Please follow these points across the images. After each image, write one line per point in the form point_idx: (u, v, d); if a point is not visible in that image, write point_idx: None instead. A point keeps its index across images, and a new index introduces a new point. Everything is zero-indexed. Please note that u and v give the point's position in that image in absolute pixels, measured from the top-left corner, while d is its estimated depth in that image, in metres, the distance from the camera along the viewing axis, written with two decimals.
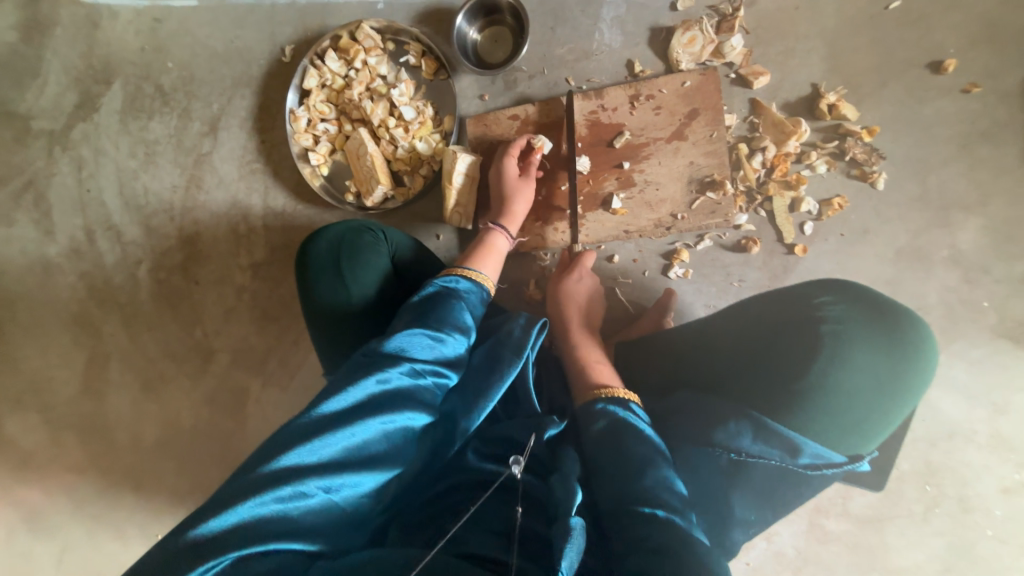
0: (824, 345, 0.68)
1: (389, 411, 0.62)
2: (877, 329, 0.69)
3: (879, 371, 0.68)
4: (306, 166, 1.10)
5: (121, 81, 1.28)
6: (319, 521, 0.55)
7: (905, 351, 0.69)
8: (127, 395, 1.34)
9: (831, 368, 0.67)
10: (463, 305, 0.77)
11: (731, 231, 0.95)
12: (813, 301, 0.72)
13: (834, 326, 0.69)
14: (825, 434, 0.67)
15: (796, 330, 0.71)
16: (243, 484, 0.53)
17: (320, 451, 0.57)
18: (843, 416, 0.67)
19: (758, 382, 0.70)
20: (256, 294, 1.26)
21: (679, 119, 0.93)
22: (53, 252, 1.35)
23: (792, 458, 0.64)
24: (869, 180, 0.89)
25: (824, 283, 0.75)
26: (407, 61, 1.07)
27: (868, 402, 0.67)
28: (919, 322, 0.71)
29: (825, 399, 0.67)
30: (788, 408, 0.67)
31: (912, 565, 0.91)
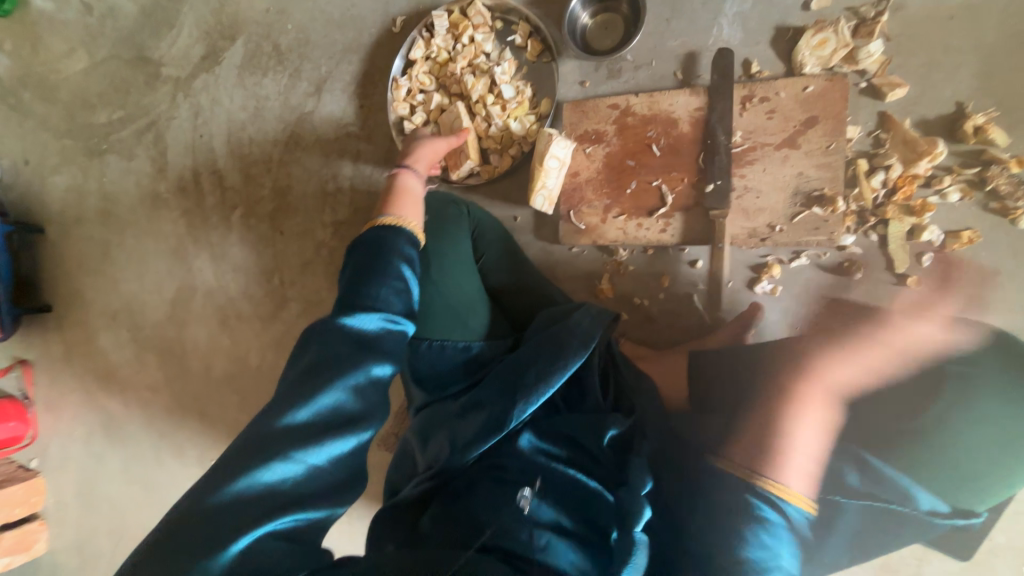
0: (946, 388, 0.63)
1: (360, 366, 0.57)
2: (1019, 381, 0.63)
3: (1010, 427, 0.62)
4: (399, 134, 1.14)
5: (243, 39, 1.37)
6: (321, 483, 0.53)
7: None
8: (206, 328, 1.45)
9: (952, 414, 0.63)
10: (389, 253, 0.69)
11: (832, 252, 0.88)
12: (937, 339, 0.67)
13: (962, 370, 0.63)
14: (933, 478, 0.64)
15: (914, 366, 0.67)
16: (246, 452, 0.51)
17: (310, 411, 0.54)
18: (953, 463, 0.63)
19: (862, 418, 0.67)
20: (334, 251, 1.32)
21: (794, 126, 0.87)
22: (163, 188, 1.48)
23: (897, 498, 0.62)
24: (1009, 217, 0.80)
25: (949, 322, 0.69)
26: (513, 40, 1.07)
27: (986, 456, 0.63)
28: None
29: (934, 444, 0.63)
30: (892, 447, 0.64)
31: None
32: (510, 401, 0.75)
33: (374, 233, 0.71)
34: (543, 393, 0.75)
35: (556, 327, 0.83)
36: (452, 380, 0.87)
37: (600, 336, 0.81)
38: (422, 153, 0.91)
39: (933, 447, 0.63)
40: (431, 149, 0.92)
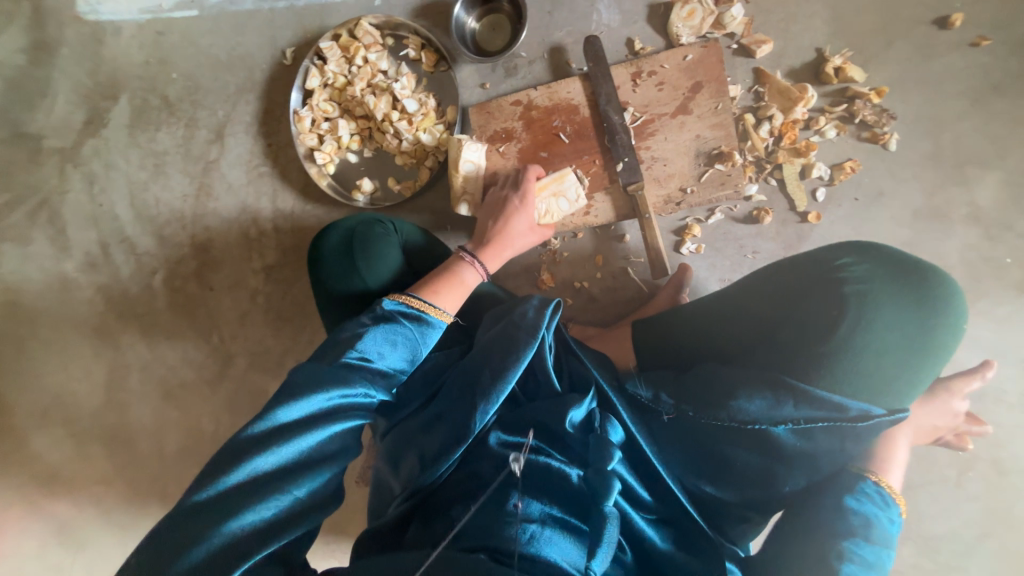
0: (848, 306, 0.67)
1: (339, 413, 0.63)
2: (905, 286, 0.67)
3: (909, 329, 0.67)
4: (312, 166, 1.11)
5: (128, 96, 1.30)
6: (300, 515, 0.57)
7: (936, 300, 0.67)
8: (149, 404, 1.36)
9: (859, 327, 0.66)
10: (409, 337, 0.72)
11: (742, 204, 0.94)
12: (833, 263, 0.71)
13: (858, 287, 0.67)
14: (864, 388, 0.66)
15: (819, 293, 0.70)
16: (215, 496, 0.54)
17: (279, 456, 0.58)
18: (874, 373, 0.66)
19: (787, 349, 0.70)
20: (269, 296, 1.26)
21: (683, 94, 0.93)
22: (71, 268, 1.37)
23: (841, 414, 0.64)
24: (880, 142, 0.87)
25: (843, 244, 0.73)
26: (407, 54, 1.07)
27: (898, 361, 0.67)
28: (947, 276, 0.69)
29: (855, 358, 0.66)
30: (821, 371, 0.66)
31: (948, 531, 0.90)
32: (471, 406, 0.75)
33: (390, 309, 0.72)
34: (502, 392, 0.76)
35: (504, 324, 0.84)
36: (413, 398, 0.85)
37: (547, 323, 0.83)
38: (501, 253, 0.88)
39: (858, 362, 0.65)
40: (508, 254, 0.89)
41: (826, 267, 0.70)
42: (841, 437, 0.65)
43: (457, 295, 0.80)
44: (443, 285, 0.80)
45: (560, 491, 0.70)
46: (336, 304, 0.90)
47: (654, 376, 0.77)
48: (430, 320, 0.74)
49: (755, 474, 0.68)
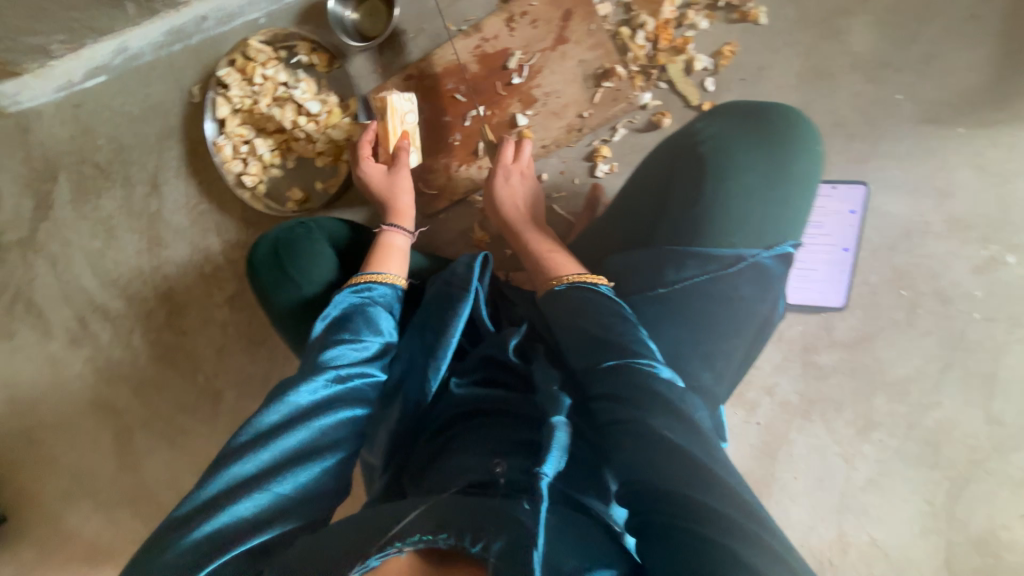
0: (706, 163, 0.72)
1: (325, 409, 0.69)
2: (755, 128, 0.73)
3: (769, 167, 0.71)
4: (245, 190, 1.16)
5: (65, 173, 1.36)
6: (286, 507, 0.60)
7: (779, 136, 0.72)
8: (158, 456, 1.41)
9: (719, 180, 0.71)
10: (377, 311, 0.82)
11: (640, 113, 0.96)
12: (694, 129, 0.76)
13: (711, 144, 0.73)
14: (740, 233, 0.70)
15: (683, 162, 0.74)
16: (199, 506, 0.59)
17: (257, 460, 0.62)
18: (750, 220, 0.70)
19: (669, 219, 0.74)
20: (240, 324, 1.32)
21: (556, 25, 0.96)
22: (56, 348, 1.43)
23: (717, 264, 0.70)
24: (749, 19, 0.90)
25: (708, 112, 0.78)
26: (300, 61, 1.12)
27: (765, 199, 0.70)
28: (795, 114, 0.74)
29: (726, 209, 0.70)
30: (700, 229, 0.71)
31: (911, 371, 0.93)
32: (424, 366, 0.80)
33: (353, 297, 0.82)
34: (449, 345, 0.79)
35: (439, 284, 0.88)
36: None
37: (478, 275, 0.87)
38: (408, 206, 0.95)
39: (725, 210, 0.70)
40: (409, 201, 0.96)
41: (684, 138, 0.76)
42: (727, 286, 0.70)
43: (398, 257, 0.90)
44: (383, 255, 0.90)
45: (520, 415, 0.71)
46: (282, 309, 0.93)
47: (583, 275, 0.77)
48: (377, 285, 0.84)
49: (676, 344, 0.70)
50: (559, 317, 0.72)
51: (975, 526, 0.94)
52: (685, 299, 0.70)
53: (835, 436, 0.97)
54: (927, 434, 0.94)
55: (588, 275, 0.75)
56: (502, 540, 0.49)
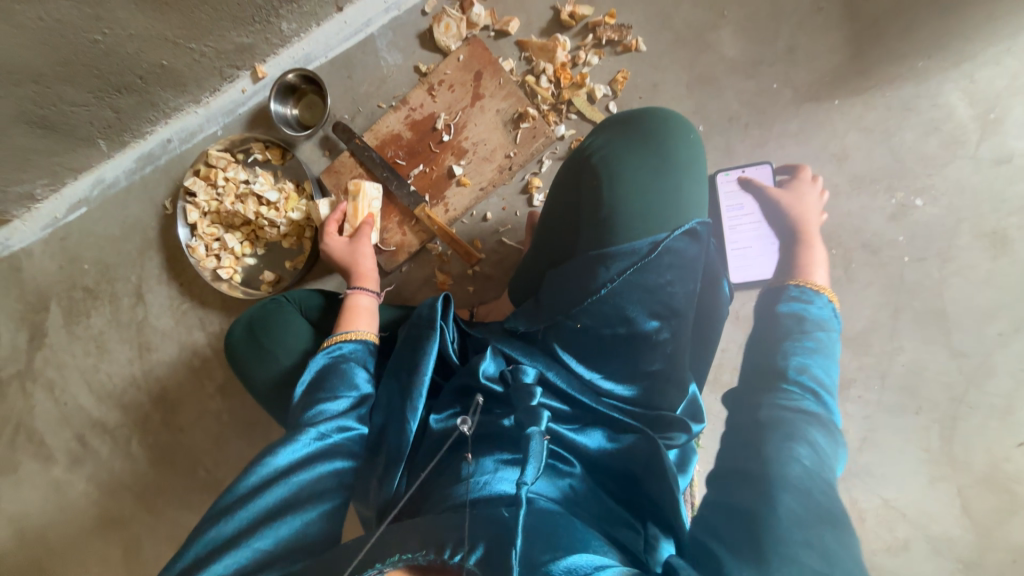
0: (601, 170, 0.78)
1: (307, 464, 0.71)
2: (636, 135, 0.80)
3: (652, 156, 0.78)
4: (222, 283, 1.24)
5: (56, 301, 1.45)
6: (264, 563, 0.61)
7: (659, 135, 0.80)
8: (168, 565, 1.38)
9: (617, 180, 0.77)
10: (352, 367, 0.86)
11: (560, 144, 1.08)
12: (584, 148, 0.84)
13: (601, 155, 0.79)
14: (648, 223, 0.75)
15: (582, 176, 0.81)
16: (183, 571, 0.61)
17: (238, 521, 0.64)
18: (652, 211, 0.76)
19: (586, 228, 0.78)
20: (233, 411, 1.35)
21: (471, 85, 1.09)
22: (59, 472, 1.45)
23: (636, 253, 0.74)
24: (633, 48, 1.03)
25: (598, 128, 0.85)
26: (257, 159, 1.25)
27: (662, 187, 0.77)
28: (666, 112, 0.82)
29: (628, 202, 0.76)
30: (612, 229, 0.75)
31: (866, 323, 0.96)
32: (402, 408, 0.82)
33: (329, 360, 0.86)
34: (422, 381, 0.83)
35: (409, 328, 0.93)
36: None
37: (442, 313, 0.92)
38: (370, 270, 1.02)
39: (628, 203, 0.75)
40: (371, 266, 1.03)
41: (579, 156, 0.82)
42: (662, 272, 0.74)
43: (367, 316, 0.95)
44: (349, 319, 0.94)
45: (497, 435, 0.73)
46: (261, 384, 0.97)
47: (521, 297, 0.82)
48: (348, 343, 0.89)
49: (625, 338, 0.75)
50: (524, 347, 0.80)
51: (977, 463, 0.93)
52: (621, 300, 0.74)
53: None
54: (901, 380, 0.96)
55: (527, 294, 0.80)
56: (481, 547, 0.53)
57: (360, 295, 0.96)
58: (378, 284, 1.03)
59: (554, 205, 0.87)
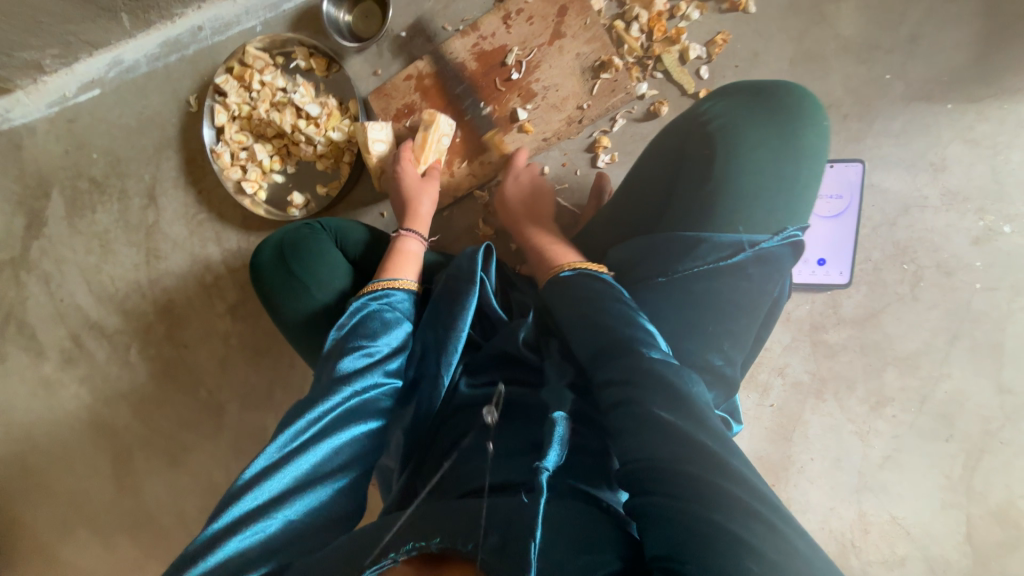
0: (716, 141, 0.68)
1: (343, 424, 0.67)
2: (764, 110, 0.69)
3: (773, 138, 0.67)
4: (244, 197, 1.15)
5: (58, 189, 1.34)
6: (300, 532, 0.58)
7: (789, 116, 0.68)
8: (160, 475, 1.37)
9: (728, 160, 0.67)
10: (395, 317, 0.81)
11: (638, 104, 0.99)
12: (698, 111, 0.72)
13: (719, 123, 0.69)
14: (747, 218, 0.66)
15: (689, 143, 0.71)
16: (208, 538, 0.56)
17: (268, 486, 0.59)
18: (755, 204, 0.66)
19: (677, 207, 0.70)
20: (242, 334, 1.29)
21: (552, 21, 0.98)
22: (51, 369, 1.39)
23: (718, 254, 0.66)
24: (741, 7, 0.92)
25: (714, 91, 0.74)
26: (299, 67, 1.13)
27: (776, 177, 0.67)
28: (799, 90, 0.70)
29: (736, 187, 0.66)
30: (708, 214, 0.67)
31: (919, 346, 0.94)
32: (435, 364, 0.78)
33: (366, 306, 0.80)
34: (458, 338, 0.79)
35: (446, 279, 0.88)
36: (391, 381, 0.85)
37: (483, 267, 0.86)
38: (426, 213, 0.95)
39: (734, 189, 0.66)
40: (428, 208, 0.96)
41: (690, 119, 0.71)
42: (733, 276, 0.66)
43: (414, 263, 0.89)
44: (398, 263, 0.88)
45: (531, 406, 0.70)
46: (287, 312, 0.91)
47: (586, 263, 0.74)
48: (393, 290, 0.83)
49: (682, 328, 0.67)
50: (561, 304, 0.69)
51: (994, 497, 0.94)
52: (692, 287, 0.67)
53: (850, 414, 0.97)
54: (940, 407, 0.95)
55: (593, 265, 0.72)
56: (495, 539, 0.47)
57: (411, 240, 0.90)
58: (427, 230, 0.96)
59: (639, 169, 0.78)
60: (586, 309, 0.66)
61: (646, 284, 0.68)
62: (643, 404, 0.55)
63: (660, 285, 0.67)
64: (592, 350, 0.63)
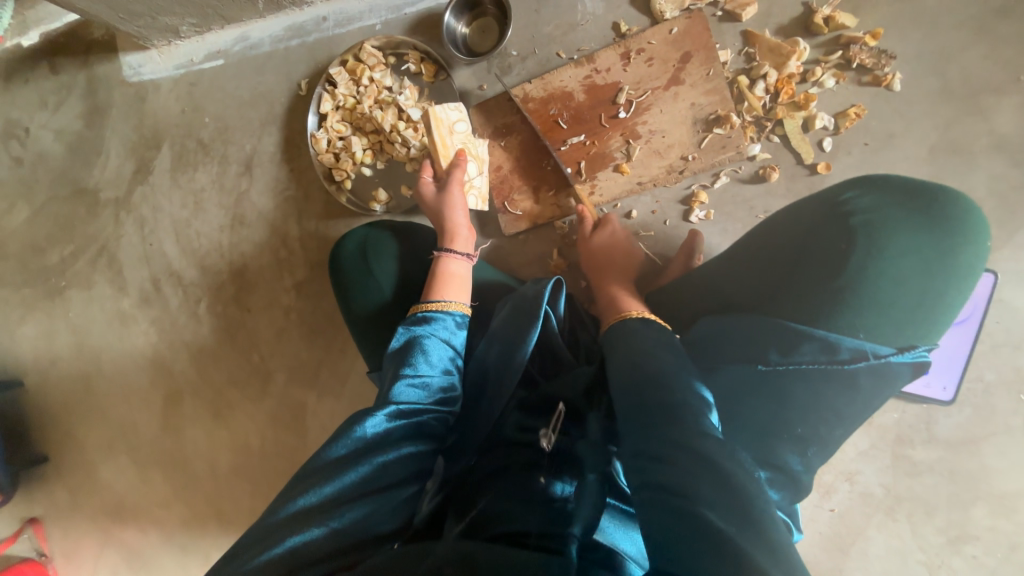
0: (858, 237, 0.62)
1: (392, 442, 0.64)
2: (919, 212, 0.62)
3: (924, 250, 0.61)
4: (332, 184, 1.19)
5: (168, 143, 1.44)
6: (347, 548, 0.55)
7: (947, 225, 0.61)
8: (201, 426, 1.43)
9: (866, 261, 0.61)
10: (438, 343, 0.75)
11: (747, 164, 0.93)
12: (840, 197, 0.65)
13: (865, 218, 0.62)
14: (872, 326, 0.61)
15: (822, 229, 0.65)
16: (261, 535, 0.55)
17: (323, 492, 0.58)
18: (884, 312, 0.61)
19: (792, 296, 0.65)
20: (302, 311, 1.33)
21: (673, 66, 0.95)
22: (128, 306, 1.49)
23: (830, 356, 0.60)
24: (884, 84, 0.86)
25: (857, 179, 0.67)
26: (408, 69, 1.15)
27: (915, 290, 0.60)
28: (963, 199, 0.63)
29: (869, 295, 0.61)
30: (827, 311, 0.62)
31: (1021, 487, 0.84)
32: (489, 397, 0.75)
33: (425, 321, 0.78)
34: (515, 374, 0.74)
35: (511, 304, 0.83)
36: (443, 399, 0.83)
37: (549, 300, 0.81)
38: (457, 227, 0.91)
39: (864, 293, 0.60)
40: (459, 220, 0.92)
41: (830, 203, 0.64)
42: (839, 383, 0.61)
43: (454, 283, 0.84)
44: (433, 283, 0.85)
45: (568, 455, 0.68)
46: (357, 308, 0.92)
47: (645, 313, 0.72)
48: (439, 314, 0.79)
49: (768, 422, 0.62)
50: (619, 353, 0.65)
51: None
52: (791, 384, 0.61)
53: (922, 542, 0.87)
54: None
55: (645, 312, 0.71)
56: None
57: (449, 261, 0.86)
58: (466, 244, 0.91)
59: (749, 245, 0.73)
60: (645, 367, 0.61)
61: (741, 363, 0.63)
62: (690, 496, 0.48)
63: (759, 373, 0.62)
64: (630, 413, 0.58)
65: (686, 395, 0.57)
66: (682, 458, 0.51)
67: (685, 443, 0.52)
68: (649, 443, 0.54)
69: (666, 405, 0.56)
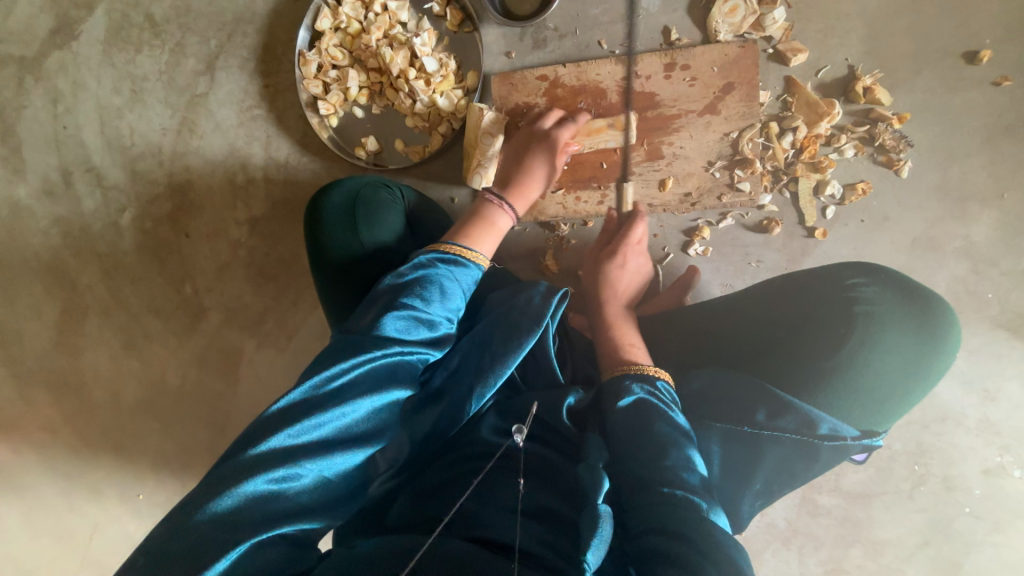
0: (856, 325, 0.68)
1: (379, 385, 0.58)
2: (911, 315, 0.70)
3: (906, 349, 0.69)
4: (314, 116, 1.04)
5: (105, 8, 1.17)
6: (328, 494, 0.53)
7: (931, 331, 0.70)
8: (106, 351, 1.24)
9: (858, 348, 0.68)
10: (456, 288, 0.71)
11: (754, 211, 0.94)
12: (846, 282, 0.72)
13: (866, 308, 0.69)
14: (844, 409, 0.68)
15: (828, 311, 0.71)
16: (230, 469, 0.49)
17: (306, 431, 0.53)
18: (861, 397, 0.68)
19: (779, 365, 0.71)
20: (253, 250, 1.18)
21: (713, 93, 0.91)
22: (24, 194, 1.22)
23: (810, 430, 0.65)
24: (894, 167, 0.90)
25: (857, 265, 0.74)
26: (430, 9, 1.01)
27: (890, 382, 0.68)
28: (948, 309, 0.71)
29: (850, 377, 0.67)
30: (811, 388, 0.68)
31: (894, 538, 0.98)
32: (468, 387, 0.70)
33: (441, 263, 0.72)
34: (499, 375, 0.70)
35: (507, 304, 0.78)
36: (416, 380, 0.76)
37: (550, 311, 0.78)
38: (527, 192, 0.88)
39: (847, 377, 0.67)
40: (531, 191, 0.88)
41: (839, 287, 0.71)
42: (808, 452, 0.66)
43: (493, 237, 0.81)
44: (480, 230, 0.81)
45: (551, 468, 0.65)
46: (330, 273, 0.82)
47: (652, 368, 0.73)
48: (465, 262, 0.74)
49: (735, 476, 0.66)
50: (616, 422, 0.66)
51: None
52: (766, 446, 0.65)
53: (804, 569, 1.00)
54: None
55: (656, 369, 0.72)
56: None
57: (502, 216, 0.83)
58: (522, 208, 0.87)
59: (750, 303, 0.77)
60: (646, 443, 0.62)
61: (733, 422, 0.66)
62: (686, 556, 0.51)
63: (744, 432, 0.66)
64: (630, 486, 0.60)
65: (682, 471, 0.60)
66: (692, 534, 0.53)
67: (682, 516, 0.55)
68: (647, 517, 0.56)
69: (660, 479, 0.59)
